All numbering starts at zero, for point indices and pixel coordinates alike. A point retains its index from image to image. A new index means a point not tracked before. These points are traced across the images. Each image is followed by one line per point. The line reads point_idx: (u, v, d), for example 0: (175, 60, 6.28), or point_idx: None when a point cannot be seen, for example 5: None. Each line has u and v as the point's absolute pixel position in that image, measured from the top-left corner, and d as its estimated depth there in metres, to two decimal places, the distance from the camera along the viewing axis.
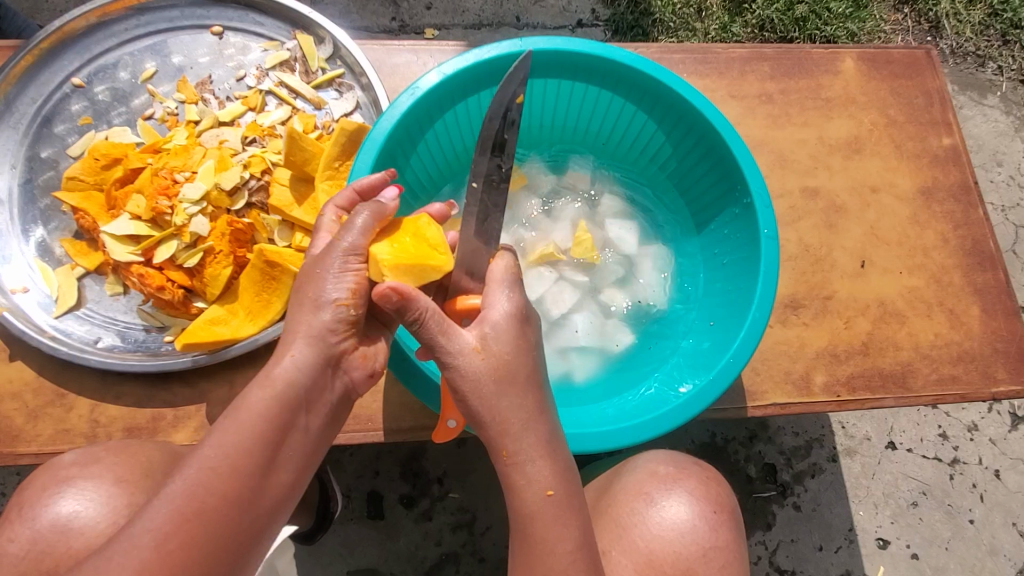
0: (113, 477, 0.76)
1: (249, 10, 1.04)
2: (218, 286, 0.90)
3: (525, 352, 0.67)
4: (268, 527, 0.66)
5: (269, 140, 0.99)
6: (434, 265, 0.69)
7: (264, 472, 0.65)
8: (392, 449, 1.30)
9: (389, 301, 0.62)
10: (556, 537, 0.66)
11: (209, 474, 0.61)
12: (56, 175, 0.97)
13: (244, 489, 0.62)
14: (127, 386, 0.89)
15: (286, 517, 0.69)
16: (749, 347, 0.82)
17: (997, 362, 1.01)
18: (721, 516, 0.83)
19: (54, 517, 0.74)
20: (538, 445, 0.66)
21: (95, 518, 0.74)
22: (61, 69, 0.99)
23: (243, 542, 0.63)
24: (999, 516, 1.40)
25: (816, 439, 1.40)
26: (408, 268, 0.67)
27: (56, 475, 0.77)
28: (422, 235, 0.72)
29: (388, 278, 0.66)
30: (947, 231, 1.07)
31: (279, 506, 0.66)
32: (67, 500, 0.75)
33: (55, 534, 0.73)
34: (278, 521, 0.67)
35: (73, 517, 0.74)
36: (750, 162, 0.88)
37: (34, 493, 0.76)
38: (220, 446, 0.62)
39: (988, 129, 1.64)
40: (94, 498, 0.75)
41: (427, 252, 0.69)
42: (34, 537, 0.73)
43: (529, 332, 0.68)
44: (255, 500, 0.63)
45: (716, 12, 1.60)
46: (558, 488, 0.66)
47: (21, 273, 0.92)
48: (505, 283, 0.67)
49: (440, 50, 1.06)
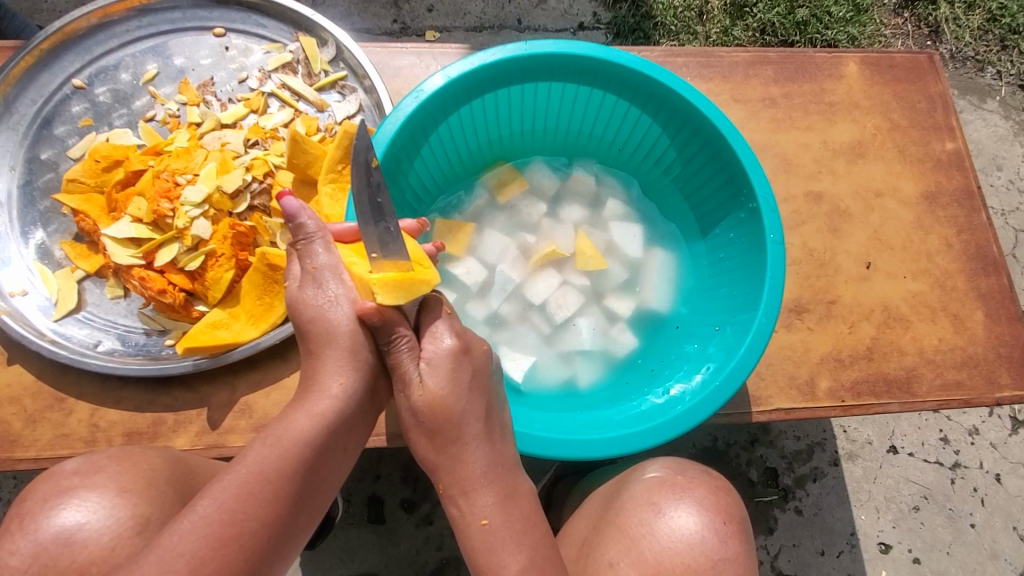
0: (116, 486, 0.75)
1: (252, 11, 1.04)
2: (220, 290, 0.89)
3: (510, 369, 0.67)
4: (291, 547, 0.66)
5: (272, 143, 0.98)
6: (424, 278, 0.68)
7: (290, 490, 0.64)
8: (393, 453, 1.29)
9: (370, 321, 0.67)
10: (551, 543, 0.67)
11: (249, 495, 0.61)
12: (56, 177, 0.96)
13: (279, 515, 0.63)
14: (128, 391, 0.88)
15: (302, 541, 0.70)
16: (755, 353, 0.81)
17: (1001, 368, 1.01)
18: (730, 527, 0.82)
19: (56, 530, 0.72)
20: None
21: (98, 528, 0.72)
22: (63, 70, 0.98)
23: (269, 561, 0.63)
24: (1000, 520, 1.39)
25: (817, 443, 1.39)
26: (399, 284, 0.66)
27: (57, 484, 0.76)
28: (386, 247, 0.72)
29: (381, 296, 0.65)
30: (950, 236, 1.06)
31: (305, 522, 0.68)
32: (69, 510, 0.73)
33: (58, 547, 0.72)
34: (299, 541, 0.68)
35: (76, 529, 0.72)
36: (756, 166, 0.87)
37: (35, 504, 0.74)
38: (260, 471, 0.62)
39: (988, 133, 1.65)
40: (96, 508, 0.74)
41: (407, 263, 0.69)
42: (36, 550, 0.71)
43: (474, 357, 0.72)
44: (287, 520, 0.64)
45: (716, 16, 1.61)
46: (493, 518, 0.67)
47: (20, 275, 0.92)
48: None
49: (443, 53, 1.05)
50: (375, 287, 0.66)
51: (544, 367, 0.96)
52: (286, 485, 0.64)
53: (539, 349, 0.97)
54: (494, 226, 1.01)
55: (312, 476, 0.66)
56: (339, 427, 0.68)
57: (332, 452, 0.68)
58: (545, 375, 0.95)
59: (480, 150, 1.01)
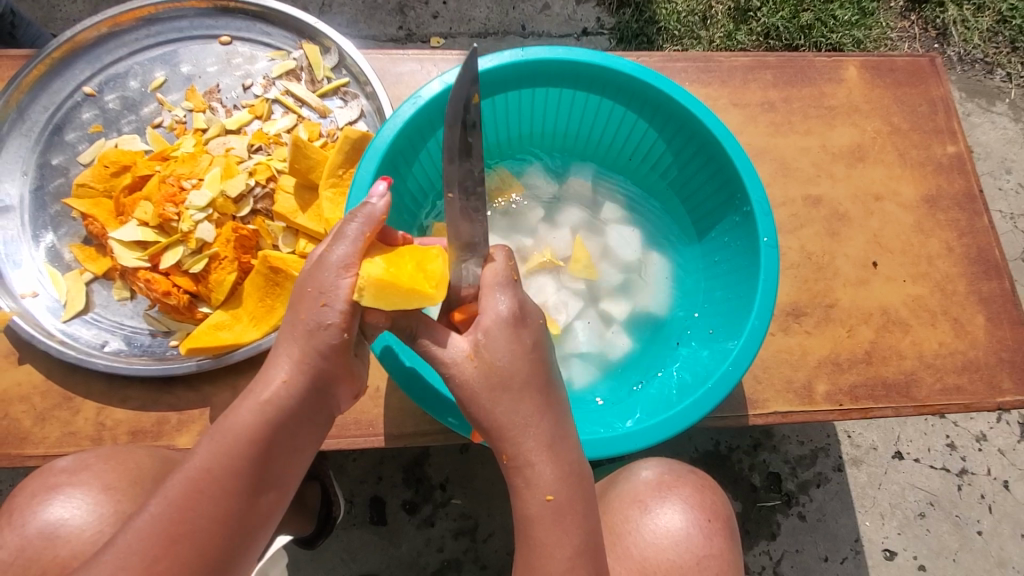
0: (101, 484, 0.78)
1: (258, 20, 1.06)
2: (223, 292, 0.91)
3: (521, 357, 0.65)
4: (244, 546, 0.67)
5: (275, 148, 1.00)
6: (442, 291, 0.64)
7: (258, 499, 0.66)
8: (396, 455, 1.30)
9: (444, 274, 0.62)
10: (559, 541, 0.66)
11: (194, 490, 0.62)
12: (66, 182, 0.99)
13: (222, 509, 0.63)
14: (133, 390, 0.90)
15: (249, 547, 0.68)
16: (748, 356, 0.82)
17: (1002, 373, 1.01)
18: (715, 524, 0.83)
19: (43, 524, 0.76)
20: (540, 449, 0.65)
21: (82, 524, 0.76)
22: (73, 78, 1.01)
23: (219, 560, 0.64)
24: (1007, 527, 1.38)
25: (821, 448, 1.39)
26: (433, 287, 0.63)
27: (46, 481, 0.79)
28: (430, 279, 0.64)
29: (430, 294, 0.62)
30: (952, 239, 1.06)
31: (259, 524, 0.67)
32: (57, 506, 0.77)
33: (43, 541, 0.76)
34: (255, 539, 0.68)
35: (61, 523, 0.76)
36: (750, 171, 0.88)
37: (25, 500, 0.79)
38: (209, 469, 0.63)
39: (997, 136, 1.64)
40: (82, 504, 0.77)
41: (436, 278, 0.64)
42: (22, 544, 0.76)
43: (527, 333, 0.66)
44: (240, 518, 0.65)
45: (721, 20, 1.61)
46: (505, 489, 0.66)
47: (31, 277, 0.94)
48: (501, 287, 0.65)
49: (444, 59, 1.07)
50: (425, 288, 0.63)
51: None
52: (231, 487, 0.64)
53: None
54: (493, 229, 1.02)
55: (265, 471, 0.66)
56: (288, 420, 0.66)
57: (277, 452, 0.67)
58: None
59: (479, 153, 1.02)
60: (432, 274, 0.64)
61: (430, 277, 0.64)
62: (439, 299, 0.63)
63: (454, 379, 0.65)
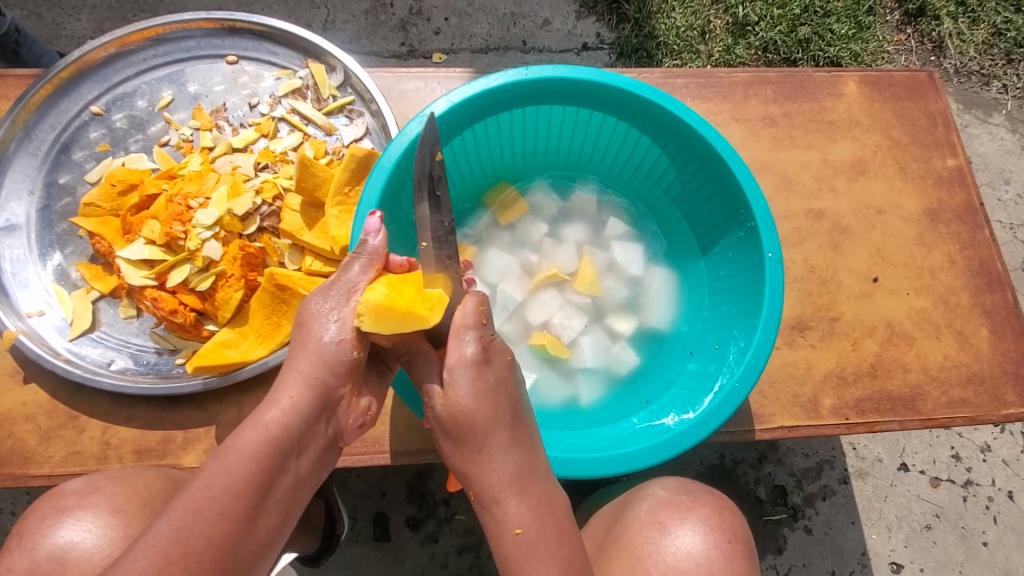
0: (110, 506, 0.77)
1: (264, 39, 1.07)
2: (229, 310, 0.92)
3: (484, 394, 0.66)
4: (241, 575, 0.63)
5: (281, 166, 1.01)
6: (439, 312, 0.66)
7: (257, 523, 0.63)
8: (399, 470, 1.30)
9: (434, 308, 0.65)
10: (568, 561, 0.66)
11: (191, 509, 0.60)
12: (73, 202, 0.99)
13: None
14: (139, 409, 0.90)
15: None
16: (754, 373, 0.82)
17: (1007, 385, 1.01)
18: (735, 546, 0.83)
19: (53, 547, 0.76)
20: None
21: (91, 548, 0.75)
22: (81, 98, 1.02)
23: None
24: (1014, 539, 1.37)
25: (827, 461, 1.39)
26: (430, 309, 0.66)
27: (56, 504, 0.79)
28: (427, 302, 0.66)
29: (426, 315, 0.65)
30: (953, 252, 1.07)
31: (257, 550, 0.64)
32: (67, 529, 0.77)
33: (52, 565, 0.75)
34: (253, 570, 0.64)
35: (70, 547, 0.76)
36: (754, 189, 0.88)
37: (35, 522, 0.78)
38: (208, 487, 0.61)
39: (995, 147, 1.65)
40: (91, 527, 0.76)
41: (432, 301, 0.67)
42: (31, 567, 0.75)
43: None
44: (237, 543, 0.62)
45: (719, 34, 1.62)
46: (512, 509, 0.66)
47: (38, 297, 0.94)
48: None
49: (448, 78, 1.08)
50: (421, 309, 0.65)
51: (546, 385, 0.96)
52: (230, 507, 0.61)
53: (541, 367, 0.97)
54: (498, 245, 1.04)
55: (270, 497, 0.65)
56: (292, 442, 0.66)
57: (276, 472, 0.65)
58: (548, 393, 0.95)
59: (484, 169, 1.02)
60: (430, 298, 0.67)
61: (427, 300, 0.67)
62: (433, 321, 0.65)
63: (461, 398, 0.66)
